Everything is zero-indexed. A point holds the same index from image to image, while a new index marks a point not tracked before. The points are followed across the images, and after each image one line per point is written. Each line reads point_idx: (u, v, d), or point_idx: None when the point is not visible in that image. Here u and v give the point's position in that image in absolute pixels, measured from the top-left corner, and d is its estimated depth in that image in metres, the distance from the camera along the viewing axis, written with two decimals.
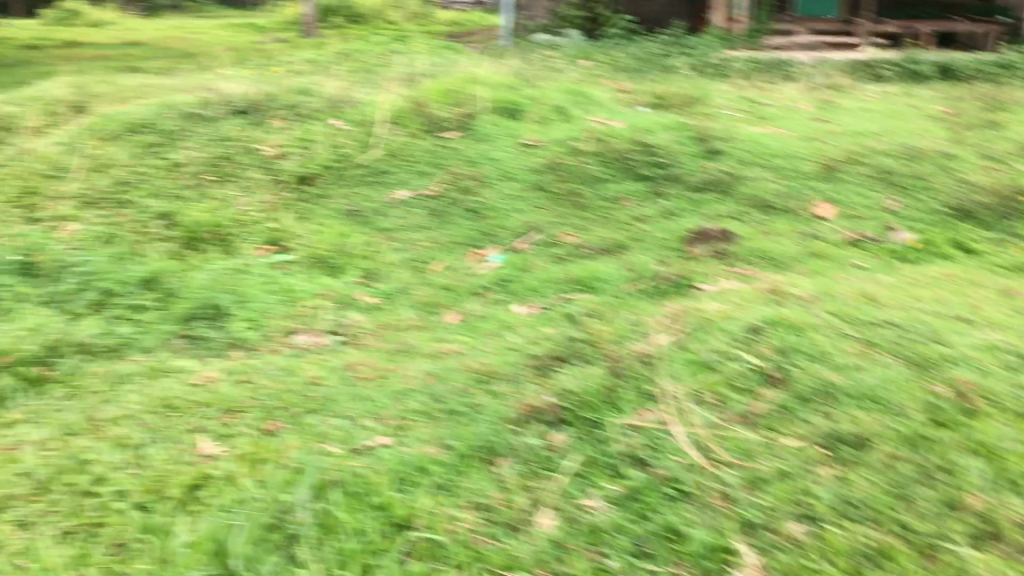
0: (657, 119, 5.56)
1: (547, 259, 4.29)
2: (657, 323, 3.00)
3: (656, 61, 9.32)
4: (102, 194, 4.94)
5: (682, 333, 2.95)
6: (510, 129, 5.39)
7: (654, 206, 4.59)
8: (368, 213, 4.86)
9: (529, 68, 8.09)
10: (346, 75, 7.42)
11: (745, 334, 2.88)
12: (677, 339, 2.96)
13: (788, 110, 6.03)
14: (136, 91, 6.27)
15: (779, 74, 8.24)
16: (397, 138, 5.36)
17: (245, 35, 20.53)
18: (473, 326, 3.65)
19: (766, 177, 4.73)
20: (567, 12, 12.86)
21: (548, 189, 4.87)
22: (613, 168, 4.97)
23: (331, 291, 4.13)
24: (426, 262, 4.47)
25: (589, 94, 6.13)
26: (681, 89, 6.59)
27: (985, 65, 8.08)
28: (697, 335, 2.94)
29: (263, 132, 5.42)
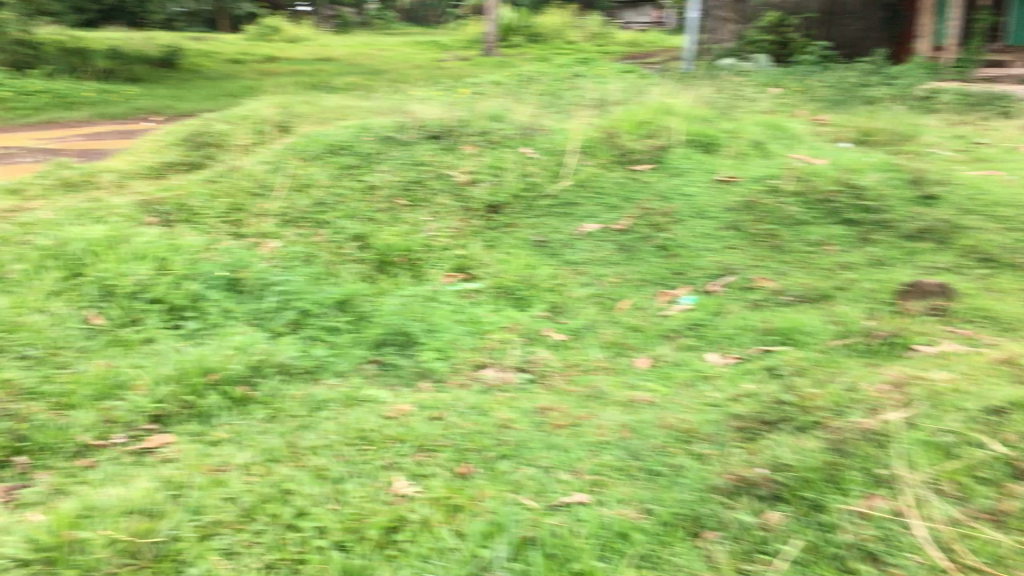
0: (863, 159, 5.28)
1: (743, 306, 4.14)
2: (885, 397, 2.74)
3: (854, 91, 9.11)
4: (302, 213, 5.11)
5: (913, 409, 2.69)
6: (704, 163, 5.23)
7: (862, 252, 4.41)
8: (556, 244, 4.81)
9: (719, 96, 7.92)
10: (535, 100, 7.46)
11: (989, 417, 2.58)
12: (909, 414, 2.67)
13: (1008, 152, 5.61)
14: (337, 112, 6.49)
15: (992, 108, 7.78)
16: (587, 169, 5.28)
17: (429, 52, 21.20)
18: (667, 375, 3.53)
19: (986, 228, 4.44)
20: (757, 37, 12.65)
21: (744, 230, 4.70)
22: (815, 211, 4.76)
23: (519, 325, 4.08)
24: (613, 300, 4.38)
25: (788, 127, 5.98)
26: (888, 125, 6.26)
27: None
28: (931, 412, 2.67)
29: (455, 158, 5.46)
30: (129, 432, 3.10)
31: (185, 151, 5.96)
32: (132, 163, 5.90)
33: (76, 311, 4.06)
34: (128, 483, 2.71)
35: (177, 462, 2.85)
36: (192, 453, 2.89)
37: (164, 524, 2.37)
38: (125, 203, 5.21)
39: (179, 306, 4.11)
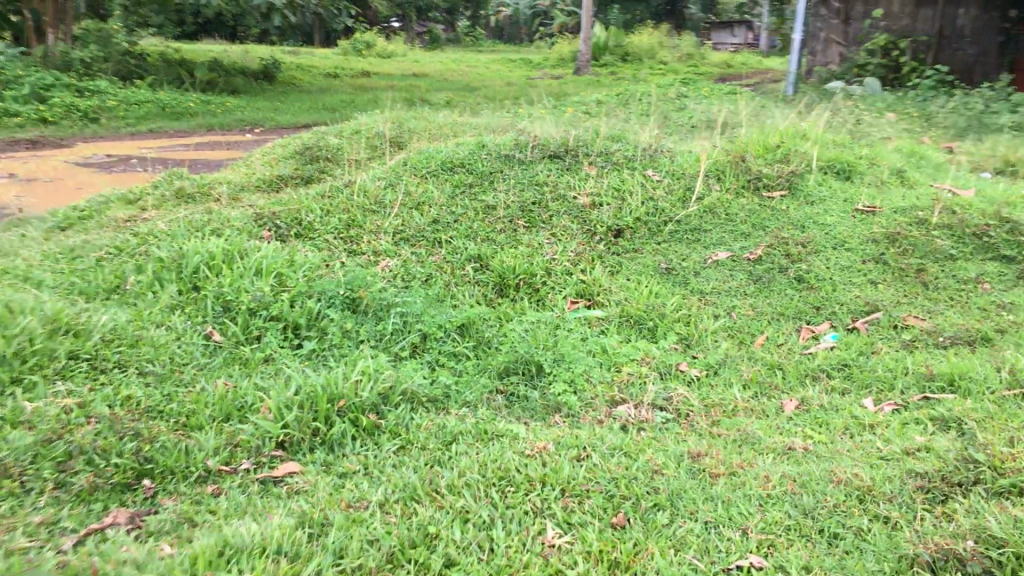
0: (1014, 192, 4.95)
1: (893, 345, 3.84)
2: None
3: (980, 117, 8.81)
4: (418, 232, 4.98)
5: None
6: (841, 191, 4.95)
7: (1022, 292, 4.09)
8: (683, 272, 4.56)
9: (838, 118, 7.70)
10: (648, 119, 7.29)
11: None
12: None
13: None
14: (450, 128, 6.39)
15: None
16: (716, 193, 5.02)
17: (521, 70, 21.30)
18: (821, 421, 3.26)
19: None
20: (867, 60, 12.45)
21: (888, 264, 4.39)
22: (966, 245, 4.43)
23: (652, 358, 3.85)
24: (748, 334, 4.12)
25: (927, 156, 5.69)
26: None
27: None
28: None
29: (576, 179, 5.27)
30: (256, 458, 2.96)
31: (298, 164, 5.90)
32: (246, 175, 5.86)
33: (195, 326, 3.96)
34: (261, 516, 2.56)
35: (309, 494, 2.70)
36: (325, 485, 2.74)
37: (306, 568, 2.20)
38: (240, 215, 5.14)
39: (298, 325, 3.99)
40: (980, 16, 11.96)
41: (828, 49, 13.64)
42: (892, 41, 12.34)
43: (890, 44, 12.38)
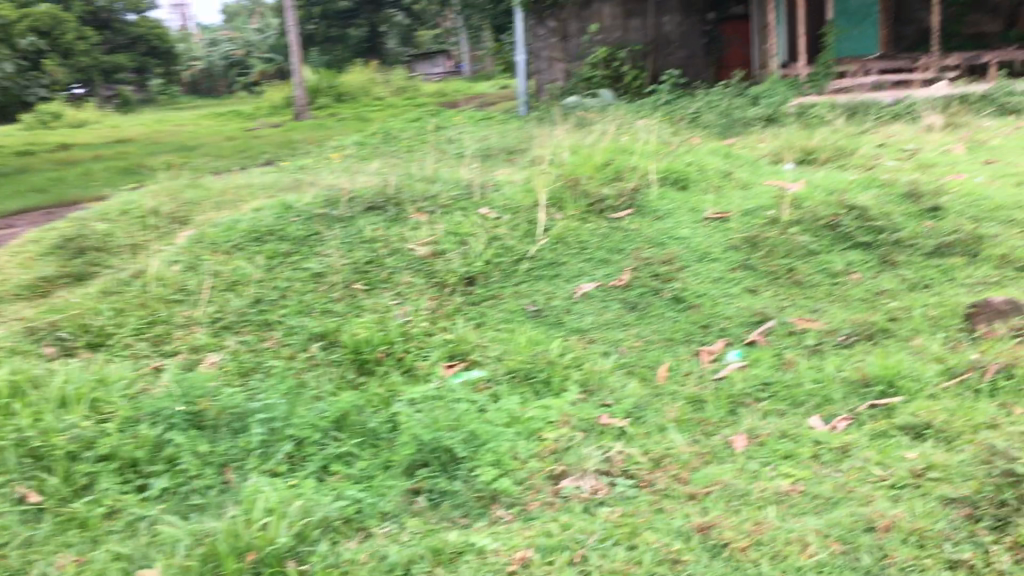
0: (838, 177, 4.99)
1: (802, 354, 3.64)
2: None
3: (728, 109, 9.12)
4: (240, 316, 4.26)
5: None
6: (684, 202, 4.82)
7: (893, 276, 4.01)
8: (554, 311, 4.17)
9: (605, 125, 7.73)
10: (428, 154, 6.93)
11: None
12: None
13: (948, 156, 5.75)
14: (236, 194, 5.76)
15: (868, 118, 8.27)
16: (561, 223, 4.72)
17: (234, 123, 20.21)
18: (786, 454, 2.95)
19: (1009, 233, 4.15)
20: (591, 73, 12.64)
21: (757, 268, 4.23)
22: (823, 238, 4.34)
23: (567, 414, 3.43)
24: (646, 367, 3.76)
25: (736, 154, 5.77)
26: (820, 140, 6.15)
27: None
28: None
29: (407, 230, 4.81)
30: None
31: (64, 260, 4.96)
32: None
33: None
34: None
35: None
36: None
37: None
38: (8, 332, 4.18)
39: (138, 459, 3.20)
40: (683, 21, 12.98)
41: (552, 66, 13.48)
42: (612, 53, 12.64)
43: (611, 56, 12.63)
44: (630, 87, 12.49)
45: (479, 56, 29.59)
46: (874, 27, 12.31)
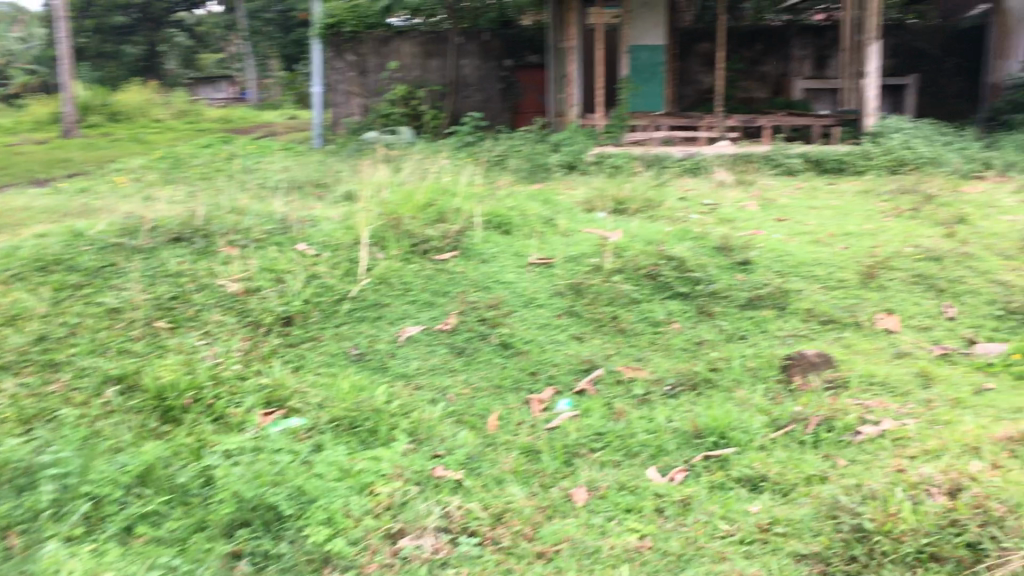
0: (652, 228, 5.12)
1: (632, 403, 3.64)
2: (995, 521, 2.27)
3: (531, 153, 9.25)
4: (20, 355, 3.82)
5: None
6: (508, 247, 4.80)
7: (712, 327, 4.10)
8: (378, 356, 3.98)
9: (410, 162, 7.61)
10: (227, 184, 6.55)
11: None
12: None
13: (744, 212, 6.06)
14: (15, 217, 5.26)
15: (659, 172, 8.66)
16: (384, 263, 4.57)
17: None
18: (628, 507, 2.92)
19: (812, 288, 4.38)
20: (389, 110, 12.49)
21: (583, 315, 4.23)
22: (644, 287, 4.40)
23: (399, 467, 3.24)
24: (476, 415, 3.64)
25: (550, 199, 5.82)
26: (628, 189, 6.32)
27: (851, 155, 9.07)
28: None
29: (217, 264, 4.53)
30: None
31: None
32: None
33: None
34: None
35: None
36: None
37: None
38: None
39: None
40: (482, 65, 13.06)
41: (349, 100, 13.28)
42: (410, 91, 12.57)
43: (409, 95, 12.57)
44: (428, 126, 12.43)
45: (266, 84, 28.75)
46: (661, 86, 12.62)
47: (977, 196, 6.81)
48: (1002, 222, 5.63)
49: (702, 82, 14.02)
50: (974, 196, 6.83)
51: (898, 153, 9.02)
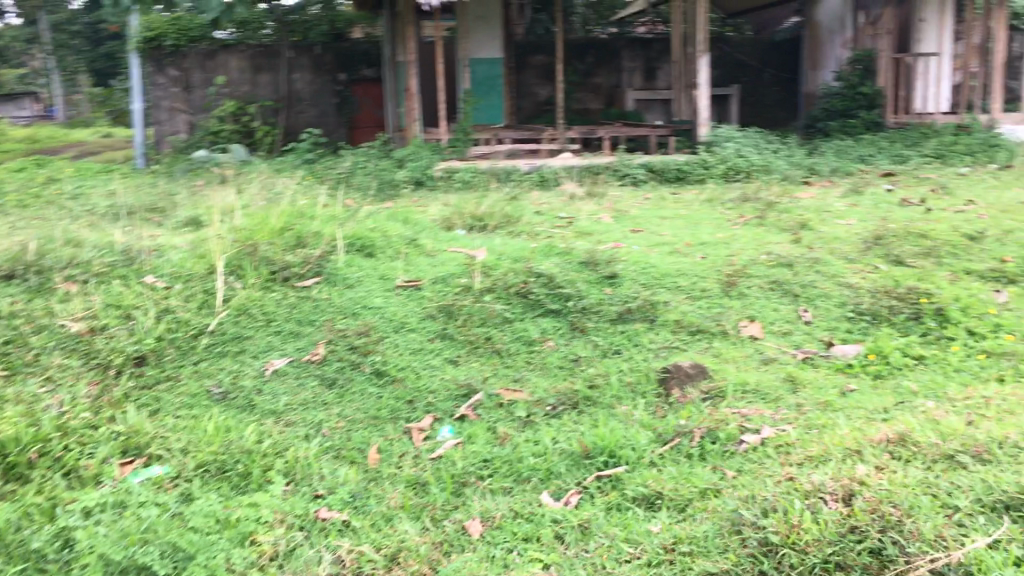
0: (515, 244, 5.09)
1: (515, 427, 3.57)
2: (893, 521, 2.29)
3: (376, 168, 9.09)
4: None
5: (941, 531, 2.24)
6: (373, 269, 4.68)
7: (586, 343, 4.09)
8: (244, 393, 3.75)
9: (252, 182, 7.30)
10: (54, 212, 6.09)
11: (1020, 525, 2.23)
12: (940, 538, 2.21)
13: (600, 224, 6.13)
14: None
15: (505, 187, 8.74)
16: (242, 293, 4.36)
17: None
18: (525, 536, 2.84)
19: (678, 299, 4.45)
20: (219, 128, 11.90)
21: (455, 338, 4.14)
22: (515, 305, 4.36)
23: (278, 512, 3.04)
24: (354, 449, 3.48)
25: (408, 220, 5.70)
26: (484, 206, 6.27)
27: (689, 165, 9.39)
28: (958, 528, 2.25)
29: (55, 302, 4.20)
30: None
31: None
32: None
33: None
34: None
35: None
36: None
37: None
38: None
39: None
40: (315, 80, 12.72)
41: (173, 117, 12.59)
42: (242, 108, 12.10)
43: (239, 111, 12.14)
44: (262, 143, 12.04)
45: (79, 101, 27.15)
46: (500, 98, 12.69)
47: (811, 202, 7.17)
48: (839, 226, 5.92)
49: (538, 94, 14.20)
50: (808, 202, 7.18)
51: (731, 161, 9.40)
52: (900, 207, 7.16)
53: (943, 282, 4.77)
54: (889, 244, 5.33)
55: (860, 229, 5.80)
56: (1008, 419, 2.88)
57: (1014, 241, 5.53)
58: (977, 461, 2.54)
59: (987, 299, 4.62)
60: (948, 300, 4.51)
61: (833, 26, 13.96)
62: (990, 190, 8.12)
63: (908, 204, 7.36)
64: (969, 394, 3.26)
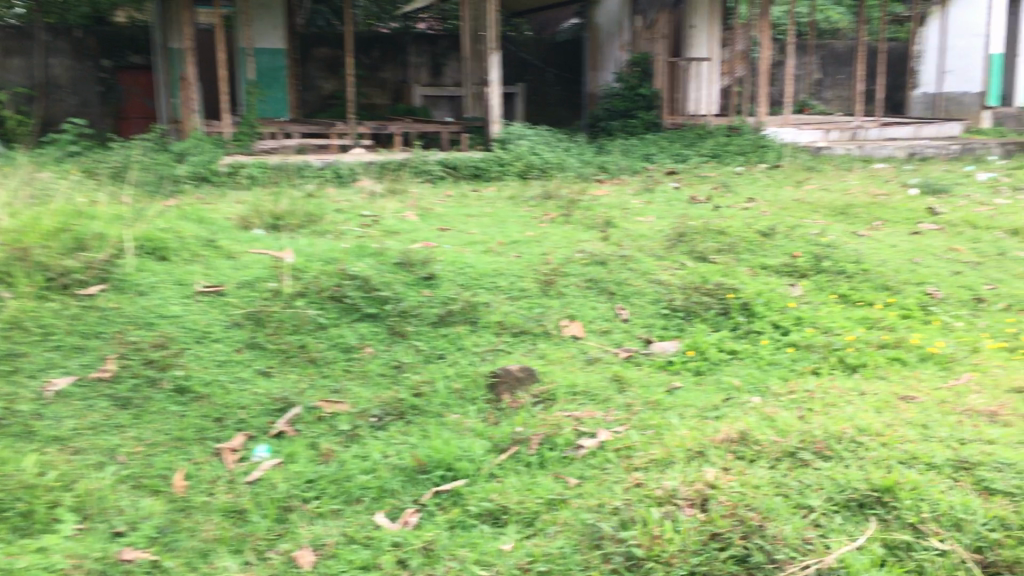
0: (322, 245, 4.81)
1: (338, 442, 3.32)
2: (756, 525, 2.28)
3: (153, 161, 8.40)
4: None
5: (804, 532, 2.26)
6: (168, 275, 4.33)
7: (407, 348, 3.91)
8: (20, 418, 3.28)
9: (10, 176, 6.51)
10: None
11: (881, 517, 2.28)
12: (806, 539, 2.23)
13: (405, 222, 5.93)
14: None
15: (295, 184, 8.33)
16: (14, 305, 3.88)
17: None
18: (363, 564, 2.62)
19: (498, 299, 4.34)
20: None
21: (265, 348, 3.83)
22: (329, 310, 4.09)
23: (72, 557, 2.65)
24: (157, 476, 3.09)
25: (200, 223, 5.27)
26: (282, 203, 5.91)
27: (485, 163, 9.32)
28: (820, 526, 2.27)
29: None
30: None
31: None
32: None
33: None
34: None
35: None
36: None
37: None
38: None
39: None
40: (74, 66, 11.68)
41: None
42: None
43: None
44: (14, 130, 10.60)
45: None
46: (283, 91, 12.20)
47: (607, 200, 7.29)
48: (642, 223, 6.03)
49: (322, 88, 13.73)
50: (605, 200, 7.30)
51: (525, 158, 9.46)
52: (689, 204, 7.42)
53: (745, 278, 4.94)
54: (691, 240, 5.48)
55: (662, 226, 5.93)
56: (835, 410, 2.94)
57: (800, 237, 5.84)
58: (819, 457, 2.56)
59: (784, 293, 4.83)
60: (752, 295, 4.66)
61: (613, 28, 14.38)
62: (766, 189, 8.60)
63: (695, 201, 7.65)
64: (792, 387, 3.34)
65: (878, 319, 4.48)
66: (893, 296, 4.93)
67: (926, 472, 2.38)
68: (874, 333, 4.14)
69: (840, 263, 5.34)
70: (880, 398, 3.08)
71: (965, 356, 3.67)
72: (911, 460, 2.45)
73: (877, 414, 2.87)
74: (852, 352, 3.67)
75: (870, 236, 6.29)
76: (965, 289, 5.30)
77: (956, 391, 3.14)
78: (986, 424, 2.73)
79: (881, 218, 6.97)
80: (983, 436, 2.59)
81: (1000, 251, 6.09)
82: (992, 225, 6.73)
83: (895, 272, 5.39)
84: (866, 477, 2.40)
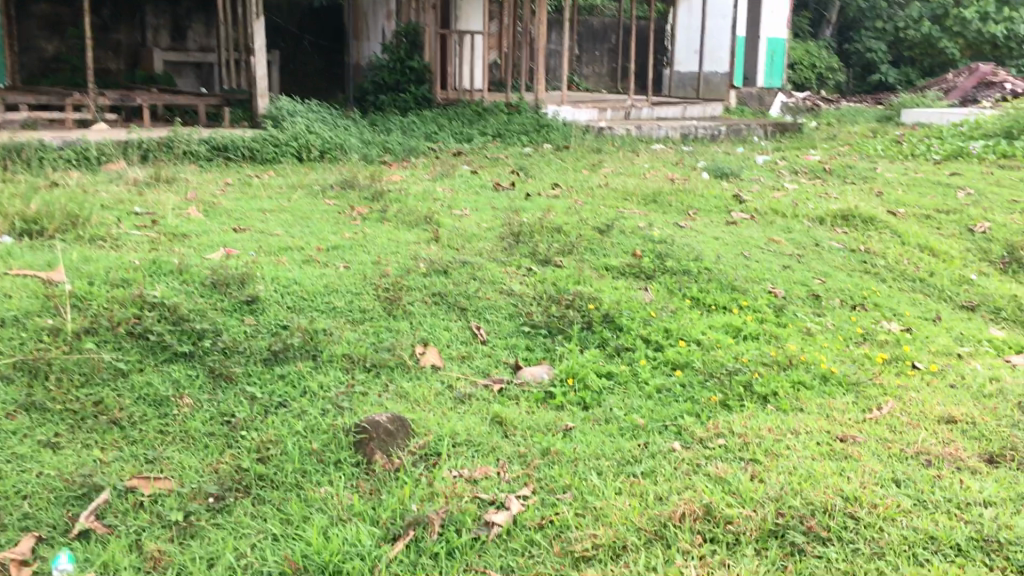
0: (106, 263, 3.90)
1: (170, 537, 2.52)
2: None
3: None
4: None
5: None
6: None
7: (238, 397, 3.14)
8: None
9: None
10: None
11: None
12: None
13: (194, 222, 5.01)
14: None
15: (32, 169, 7.02)
16: None
17: None
18: None
19: (339, 326, 3.64)
20: None
21: (50, 410, 2.95)
22: (130, 350, 3.27)
23: None
24: None
25: None
26: (32, 197, 4.77)
27: (259, 144, 8.30)
28: None
29: None
30: None
31: None
32: None
33: None
34: None
35: None
36: None
37: None
38: None
39: None
40: None
41: None
42: None
43: None
44: None
45: None
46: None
47: (411, 188, 6.68)
48: (466, 219, 5.48)
49: (44, 50, 11.91)
50: (409, 188, 6.69)
51: (303, 138, 8.56)
52: (496, 192, 6.97)
53: (598, 282, 4.51)
54: (528, 240, 5.01)
55: (491, 222, 5.41)
56: (786, 463, 2.56)
57: (633, 233, 5.54)
58: (816, 541, 2.13)
59: (639, 298, 4.46)
60: (613, 303, 4.24)
61: None
62: (565, 173, 8.32)
63: (500, 187, 7.21)
64: (714, 428, 2.92)
65: (742, 327, 4.21)
66: (741, 298, 4.71)
67: (957, 560, 1.98)
68: (755, 349, 3.84)
69: (681, 262, 5.07)
70: (821, 443, 2.74)
71: (861, 375, 3.47)
72: (929, 541, 2.06)
73: (839, 469, 2.50)
74: (755, 379, 3.33)
75: (692, 228, 6.12)
76: (799, 285, 5.23)
77: (892, 426, 2.87)
78: (966, 475, 2.44)
79: (692, 206, 6.88)
80: (978, 494, 2.28)
81: (814, 242, 6.22)
82: (797, 214, 6.94)
83: (733, 269, 5.22)
84: (896, 573, 1.96)
